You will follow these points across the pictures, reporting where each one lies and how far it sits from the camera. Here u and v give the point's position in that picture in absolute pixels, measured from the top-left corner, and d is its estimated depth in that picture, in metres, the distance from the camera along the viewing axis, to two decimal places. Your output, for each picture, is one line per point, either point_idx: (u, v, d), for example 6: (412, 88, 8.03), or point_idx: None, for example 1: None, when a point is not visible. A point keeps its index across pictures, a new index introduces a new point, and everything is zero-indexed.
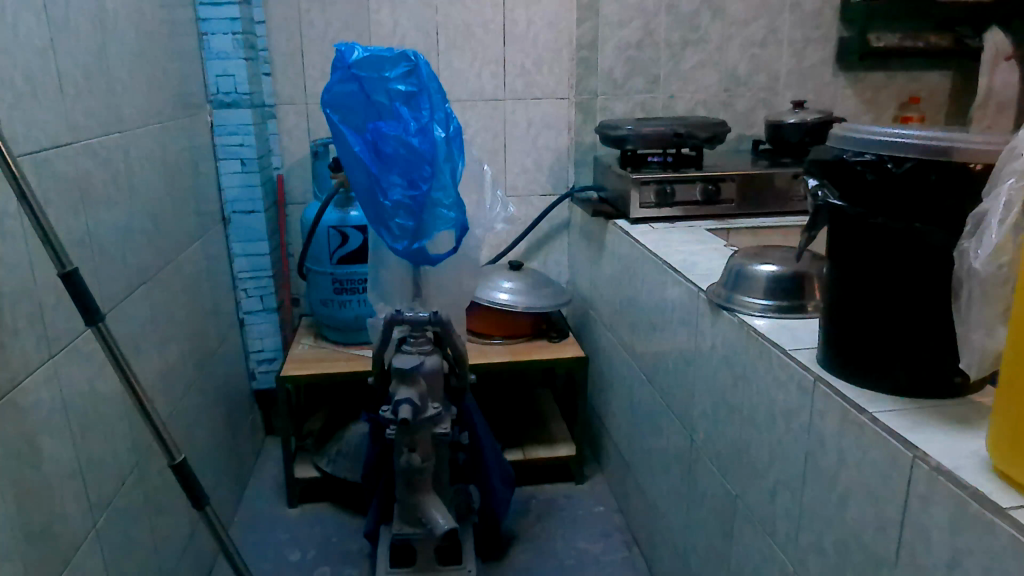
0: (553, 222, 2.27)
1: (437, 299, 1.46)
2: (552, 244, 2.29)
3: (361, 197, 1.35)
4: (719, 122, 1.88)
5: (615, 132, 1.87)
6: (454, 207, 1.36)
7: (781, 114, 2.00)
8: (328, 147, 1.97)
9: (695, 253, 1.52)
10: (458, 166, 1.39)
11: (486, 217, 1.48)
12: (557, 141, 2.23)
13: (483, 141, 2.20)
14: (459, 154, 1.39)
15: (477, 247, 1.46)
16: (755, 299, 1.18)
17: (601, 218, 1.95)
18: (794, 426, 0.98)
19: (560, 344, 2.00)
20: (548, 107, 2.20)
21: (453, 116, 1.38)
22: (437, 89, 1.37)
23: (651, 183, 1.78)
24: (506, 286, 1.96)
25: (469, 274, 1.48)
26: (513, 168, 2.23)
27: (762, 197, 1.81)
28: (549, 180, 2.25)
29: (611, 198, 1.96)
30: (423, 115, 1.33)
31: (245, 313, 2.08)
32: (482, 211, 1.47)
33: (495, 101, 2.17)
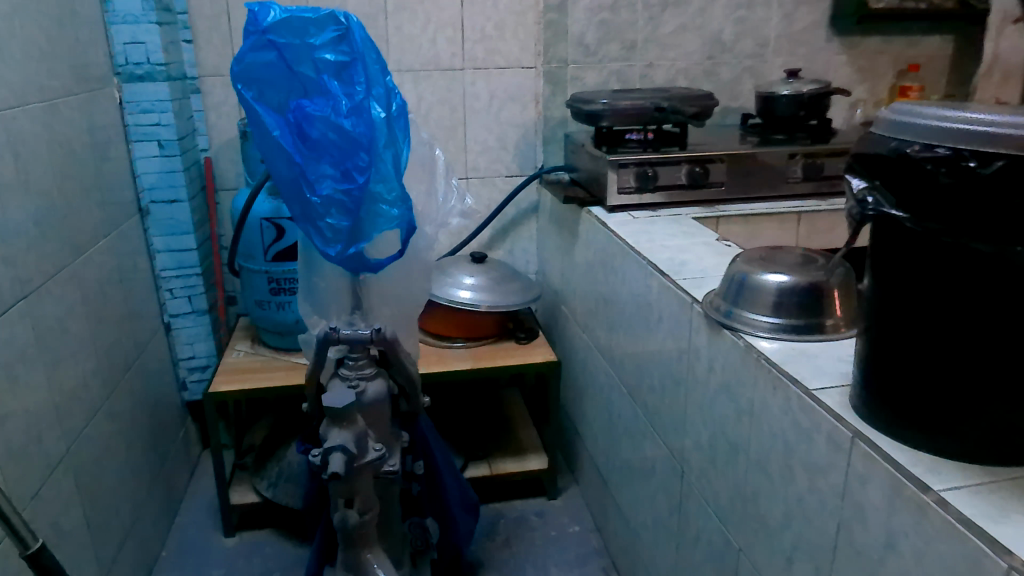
0: (520, 206, 2.04)
1: (382, 310, 1.23)
2: (519, 230, 2.07)
3: (284, 192, 1.11)
4: (706, 94, 1.66)
5: (587, 107, 1.65)
6: (398, 203, 1.13)
7: (772, 85, 1.79)
8: None
9: (684, 248, 1.31)
10: (402, 153, 1.16)
11: (438, 211, 1.23)
12: (524, 115, 1.99)
13: (440, 117, 1.96)
14: (403, 136, 1.15)
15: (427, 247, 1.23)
16: (759, 315, 0.98)
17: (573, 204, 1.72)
18: (820, 487, 0.78)
19: (529, 345, 1.79)
20: (513, 78, 1.96)
21: (395, 92, 1.15)
22: (375, 59, 1.14)
23: (630, 165, 1.55)
24: (468, 283, 1.76)
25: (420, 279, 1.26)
26: (474, 147, 1.99)
27: (754, 179, 1.60)
28: (515, 159, 2.02)
29: (584, 180, 1.74)
30: (358, 91, 1.10)
31: (171, 316, 1.85)
32: (432, 204, 1.23)
33: (453, 72, 1.92)
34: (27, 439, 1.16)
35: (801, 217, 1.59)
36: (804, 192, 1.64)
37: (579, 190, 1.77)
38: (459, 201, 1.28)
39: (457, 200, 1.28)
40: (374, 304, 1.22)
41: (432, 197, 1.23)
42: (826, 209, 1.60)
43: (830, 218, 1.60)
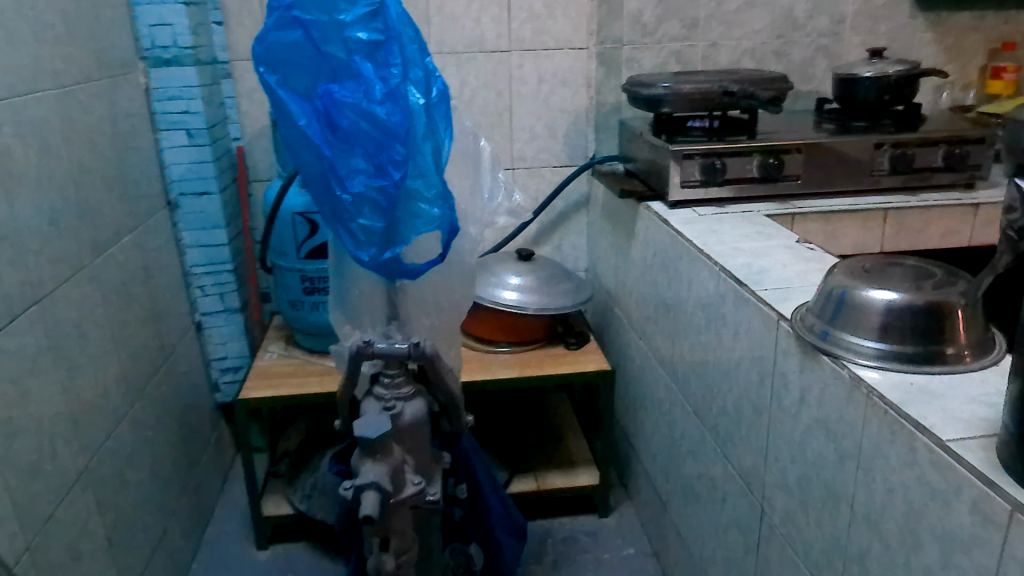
0: (570, 199, 1.90)
1: (422, 321, 1.10)
2: (568, 225, 1.92)
3: (312, 188, 0.99)
4: (780, 76, 1.49)
5: (646, 90, 1.50)
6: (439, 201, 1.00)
7: (853, 65, 1.61)
8: None
9: (761, 252, 1.15)
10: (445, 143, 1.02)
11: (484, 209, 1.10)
12: (575, 100, 1.84)
13: (485, 103, 1.82)
14: (445, 125, 1.02)
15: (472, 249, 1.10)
16: (862, 339, 0.83)
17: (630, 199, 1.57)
18: (962, 564, 0.63)
19: (580, 351, 1.65)
20: (565, 60, 1.81)
21: (435, 75, 1.01)
22: (414, 37, 1.00)
23: (695, 156, 1.39)
24: (513, 284, 1.62)
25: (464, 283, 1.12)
26: (520, 135, 1.85)
27: (835, 172, 1.44)
28: (565, 149, 1.87)
29: (642, 172, 1.59)
30: (393, 74, 0.97)
31: (202, 314, 1.75)
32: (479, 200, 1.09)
33: (499, 54, 1.78)
34: (39, 458, 1.07)
35: (888, 215, 1.42)
36: (891, 186, 1.46)
37: (635, 182, 1.61)
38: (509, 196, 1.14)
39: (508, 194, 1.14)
40: (413, 313, 1.09)
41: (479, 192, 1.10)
42: (917, 205, 1.43)
43: (921, 215, 1.43)
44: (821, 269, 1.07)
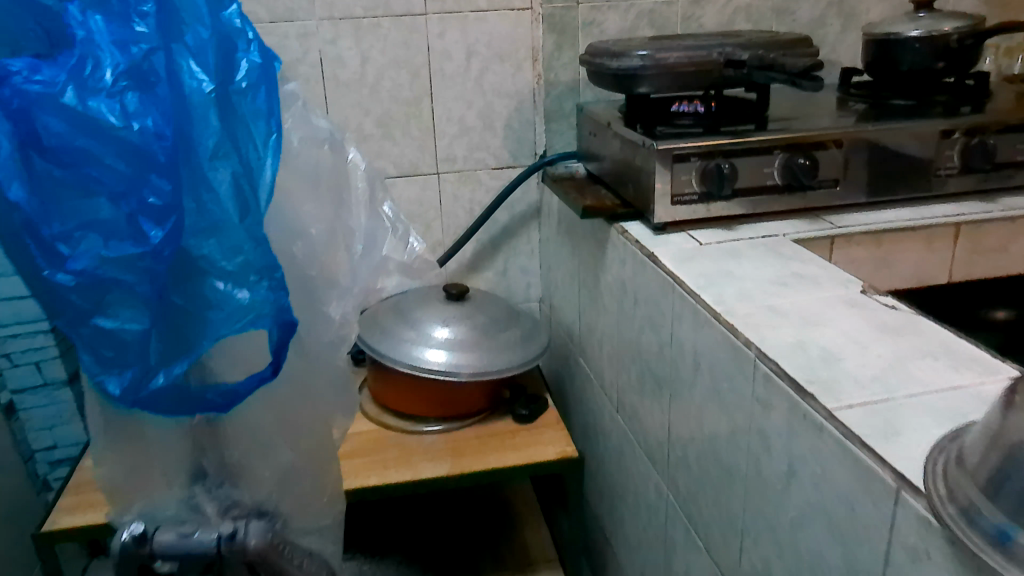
0: (516, 211, 1.44)
1: (252, 414, 0.86)
2: (515, 243, 1.47)
3: (12, 245, 0.72)
4: (799, 39, 1.06)
5: (614, 61, 1.04)
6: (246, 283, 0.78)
7: (892, 21, 1.18)
8: None
9: (814, 319, 0.71)
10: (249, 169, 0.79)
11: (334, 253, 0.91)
12: (518, 80, 1.37)
13: (397, 87, 1.33)
14: (255, 155, 0.80)
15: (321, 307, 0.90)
16: None
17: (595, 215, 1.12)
18: None
19: (534, 426, 1.21)
20: (502, 24, 1.33)
21: (251, 88, 0.81)
22: (200, 22, 0.77)
23: (691, 158, 0.95)
24: (440, 338, 1.18)
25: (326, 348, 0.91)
26: (446, 128, 1.37)
27: (886, 173, 1.01)
28: (507, 144, 1.40)
29: (612, 179, 1.14)
30: (141, 52, 0.73)
31: (14, 393, 1.26)
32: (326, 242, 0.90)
33: (414, 18, 1.30)
34: None
35: (960, 231, 1.00)
36: (960, 189, 1.04)
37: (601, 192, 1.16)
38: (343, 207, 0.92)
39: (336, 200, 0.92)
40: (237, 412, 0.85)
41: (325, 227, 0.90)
42: (999, 217, 1.00)
43: (1003, 230, 1.01)
44: (925, 355, 0.64)
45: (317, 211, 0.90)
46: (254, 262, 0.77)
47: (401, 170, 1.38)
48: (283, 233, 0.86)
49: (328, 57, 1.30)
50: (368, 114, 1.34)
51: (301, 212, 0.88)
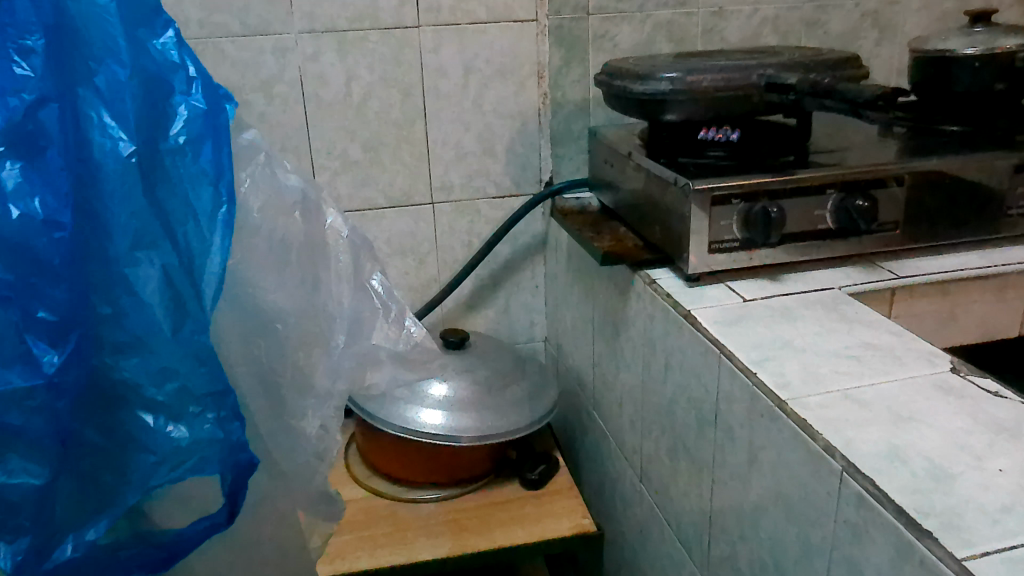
0: (519, 243, 1.31)
1: (214, 554, 0.74)
2: (517, 278, 1.33)
3: None
4: (849, 57, 0.92)
5: (638, 84, 0.91)
6: (182, 417, 0.64)
7: (942, 35, 1.06)
8: None
9: (908, 414, 0.58)
10: (191, 259, 0.65)
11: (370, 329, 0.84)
12: (522, 99, 1.23)
13: (387, 108, 1.19)
14: (195, 240, 0.66)
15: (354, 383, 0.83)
16: None
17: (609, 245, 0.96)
18: None
19: (543, 493, 1.07)
20: (504, 38, 1.19)
21: (187, 153, 0.66)
22: (121, 72, 0.62)
23: (733, 200, 0.81)
24: (438, 394, 1.04)
25: (305, 458, 0.78)
26: (442, 153, 1.23)
27: (950, 213, 0.88)
28: (510, 171, 1.26)
29: (631, 216, 1.00)
30: (26, 106, 0.56)
31: None
32: (349, 318, 0.82)
33: (406, 31, 1.15)
34: None
35: None
36: None
37: (620, 231, 1.03)
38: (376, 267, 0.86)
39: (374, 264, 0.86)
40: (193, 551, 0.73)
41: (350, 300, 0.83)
42: None
43: None
44: None
45: (291, 294, 0.76)
46: (192, 391, 0.64)
47: (392, 200, 1.24)
48: (240, 327, 0.73)
49: (310, 75, 1.15)
50: (354, 138, 1.20)
51: (265, 300, 0.74)
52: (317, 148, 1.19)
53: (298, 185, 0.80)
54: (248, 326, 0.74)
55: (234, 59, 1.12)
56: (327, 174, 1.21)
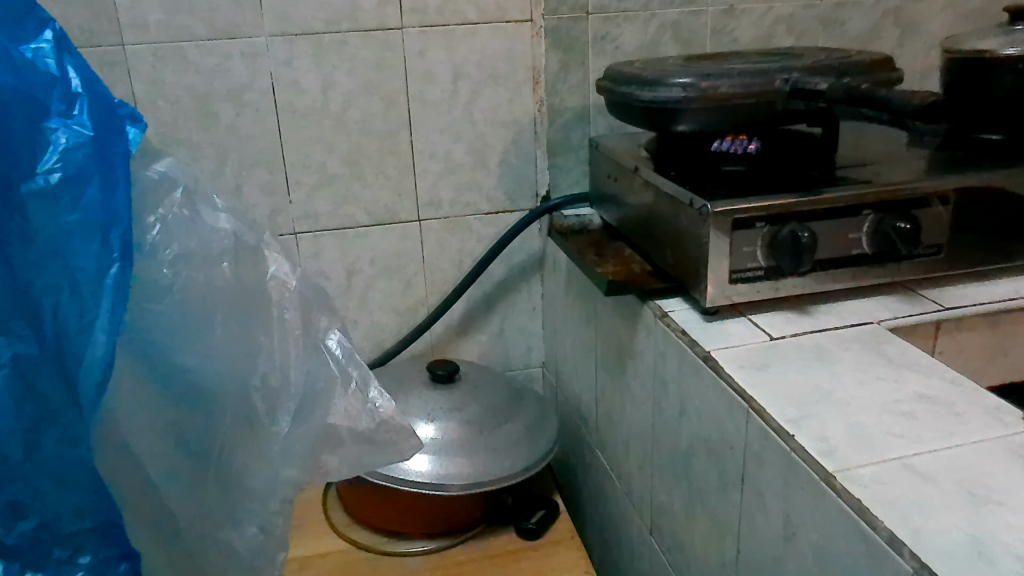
0: (514, 262, 1.20)
1: None
2: (513, 300, 1.23)
3: None
4: (881, 60, 0.82)
5: (645, 90, 0.81)
6: (47, 565, 0.60)
7: (978, 34, 0.96)
8: None
9: (985, 491, 0.48)
10: (67, 352, 0.57)
11: (321, 396, 0.78)
12: (516, 107, 1.12)
13: (369, 117, 1.09)
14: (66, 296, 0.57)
15: (312, 457, 0.78)
16: None
17: (615, 270, 0.87)
18: None
19: (542, 545, 0.97)
20: (496, 41, 1.08)
21: (60, 194, 0.57)
22: None
23: (758, 223, 0.71)
24: (427, 437, 0.94)
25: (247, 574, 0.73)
26: (429, 166, 1.13)
27: (999, 234, 0.78)
28: (504, 184, 1.16)
29: (639, 237, 0.90)
30: None
31: None
32: (299, 395, 0.77)
33: (388, 34, 1.05)
34: None
35: None
36: None
37: (627, 254, 0.93)
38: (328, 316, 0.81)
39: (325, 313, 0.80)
40: None
41: (298, 357, 0.77)
42: None
43: None
44: None
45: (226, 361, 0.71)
46: (60, 528, 0.59)
47: (375, 217, 1.14)
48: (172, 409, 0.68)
49: (282, 82, 1.05)
50: (333, 151, 1.09)
51: (207, 367, 0.70)
52: (292, 162, 1.09)
53: (230, 228, 0.73)
54: (167, 416, 0.68)
55: (198, 65, 1.02)
56: (303, 190, 1.11)
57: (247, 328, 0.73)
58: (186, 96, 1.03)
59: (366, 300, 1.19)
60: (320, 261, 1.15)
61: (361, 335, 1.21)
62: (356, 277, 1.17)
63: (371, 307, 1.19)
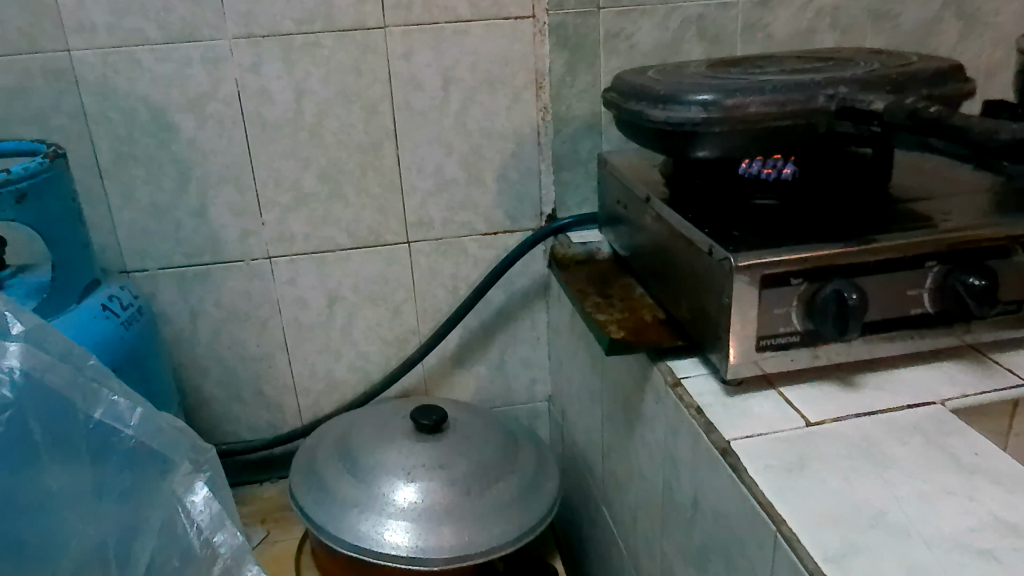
0: (516, 288, 1.08)
1: None
2: (514, 329, 1.10)
3: None
4: (948, 67, 0.67)
5: (657, 109, 0.67)
6: None
7: None
8: (54, 171, 0.76)
9: None
10: None
11: (175, 573, 0.69)
12: (516, 116, 0.99)
13: (348, 129, 0.96)
14: None
15: None
16: None
17: (619, 317, 0.74)
18: None
19: None
20: (493, 41, 0.95)
21: None
22: None
23: (796, 278, 0.57)
24: (405, 501, 0.82)
25: None
26: (418, 183, 1.00)
27: None
28: (503, 202, 1.03)
29: (652, 277, 0.77)
30: None
31: None
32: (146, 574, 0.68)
33: (368, 34, 0.92)
34: None
35: None
36: None
37: (637, 295, 0.79)
38: (193, 465, 0.72)
39: (189, 461, 0.72)
40: None
41: (149, 518, 0.69)
42: None
43: None
44: None
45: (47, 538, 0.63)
46: None
47: (358, 240, 1.02)
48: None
49: (249, 91, 0.93)
50: (309, 167, 0.97)
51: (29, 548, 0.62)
52: (263, 180, 0.97)
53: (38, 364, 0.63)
54: None
55: (154, 72, 0.91)
56: (276, 210, 0.99)
57: (71, 488, 0.65)
58: (142, 106, 0.92)
59: (350, 330, 1.07)
60: (298, 288, 1.03)
61: (346, 368, 1.09)
62: (338, 305, 1.05)
63: (356, 337, 1.08)
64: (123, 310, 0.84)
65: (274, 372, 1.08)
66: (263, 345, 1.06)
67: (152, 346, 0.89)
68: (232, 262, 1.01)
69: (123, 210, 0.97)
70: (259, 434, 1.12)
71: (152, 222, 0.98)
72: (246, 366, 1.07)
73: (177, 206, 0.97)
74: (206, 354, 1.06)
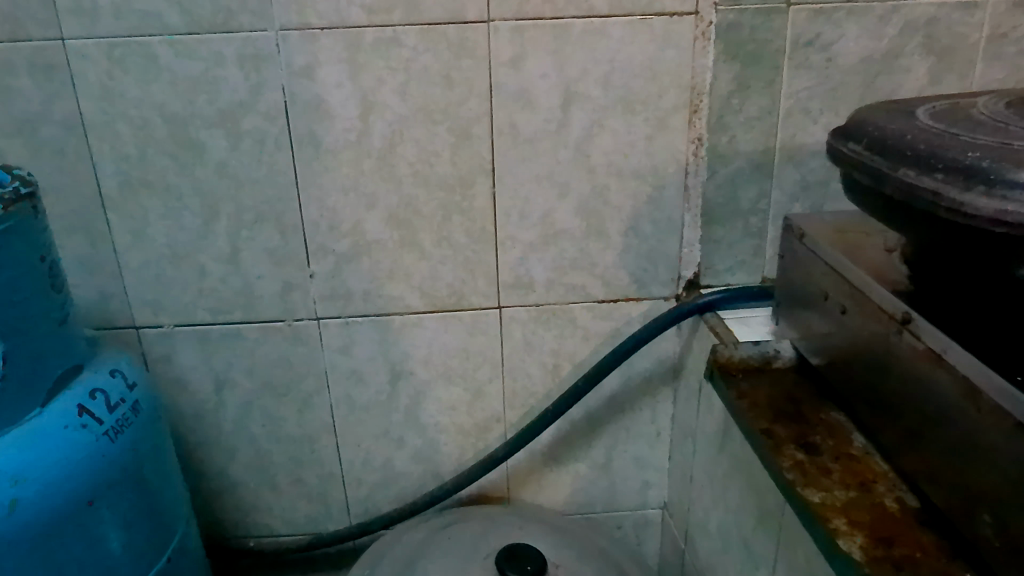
0: (634, 372, 0.82)
1: None
2: (628, 421, 0.85)
3: None
4: None
5: (971, 190, 0.39)
6: None
7: None
8: (25, 217, 0.53)
9: None
10: None
11: None
12: (658, 149, 0.72)
13: (429, 158, 0.71)
14: None
15: None
16: None
17: (845, 495, 0.48)
18: None
19: None
20: (636, 46, 0.68)
21: None
22: None
23: None
24: None
25: None
26: (519, 231, 0.74)
27: None
28: (630, 260, 0.77)
29: (893, 432, 0.50)
30: None
31: None
32: None
33: (466, 31, 0.66)
34: None
35: None
36: None
37: (862, 456, 0.52)
38: None
39: None
40: None
41: None
42: None
43: None
44: None
45: None
46: None
47: (435, 302, 0.77)
48: None
49: (299, 102, 0.68)
50: (374, 207, 0.72)
51: None
52: (313, 221, 0.72)
53: None
54: None
55: (173, 72, 0.66)
56: (329, 260, 0.74)
57: None
58: (156, 117, 0.68)
59: (417, 414, 0.82)
60: (353, 359, 0.79)
61: (408, 459, 0.84)
62: (404, 382, 0.80)
63: (424, 422, 0.83)
64: (108, 413, 0.60)
65: (318, 460, 0.84)
66: (305, 427, 0.82)
67: (155, 452, 0.65)
68: (271, 322, 0.76)
69: (131, 250, 0.73)
70: (295, 532, 0.88)
71: (168, 269, 0.74)
72: (283, 451, 0.83)
73: (200, 248, 0.73)
74: (233, 434, 0.82)
